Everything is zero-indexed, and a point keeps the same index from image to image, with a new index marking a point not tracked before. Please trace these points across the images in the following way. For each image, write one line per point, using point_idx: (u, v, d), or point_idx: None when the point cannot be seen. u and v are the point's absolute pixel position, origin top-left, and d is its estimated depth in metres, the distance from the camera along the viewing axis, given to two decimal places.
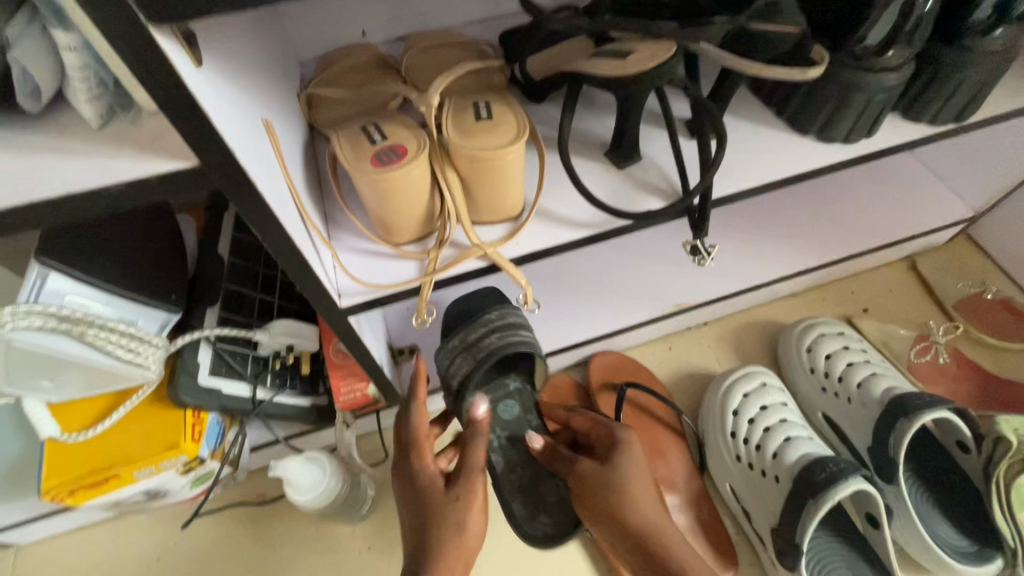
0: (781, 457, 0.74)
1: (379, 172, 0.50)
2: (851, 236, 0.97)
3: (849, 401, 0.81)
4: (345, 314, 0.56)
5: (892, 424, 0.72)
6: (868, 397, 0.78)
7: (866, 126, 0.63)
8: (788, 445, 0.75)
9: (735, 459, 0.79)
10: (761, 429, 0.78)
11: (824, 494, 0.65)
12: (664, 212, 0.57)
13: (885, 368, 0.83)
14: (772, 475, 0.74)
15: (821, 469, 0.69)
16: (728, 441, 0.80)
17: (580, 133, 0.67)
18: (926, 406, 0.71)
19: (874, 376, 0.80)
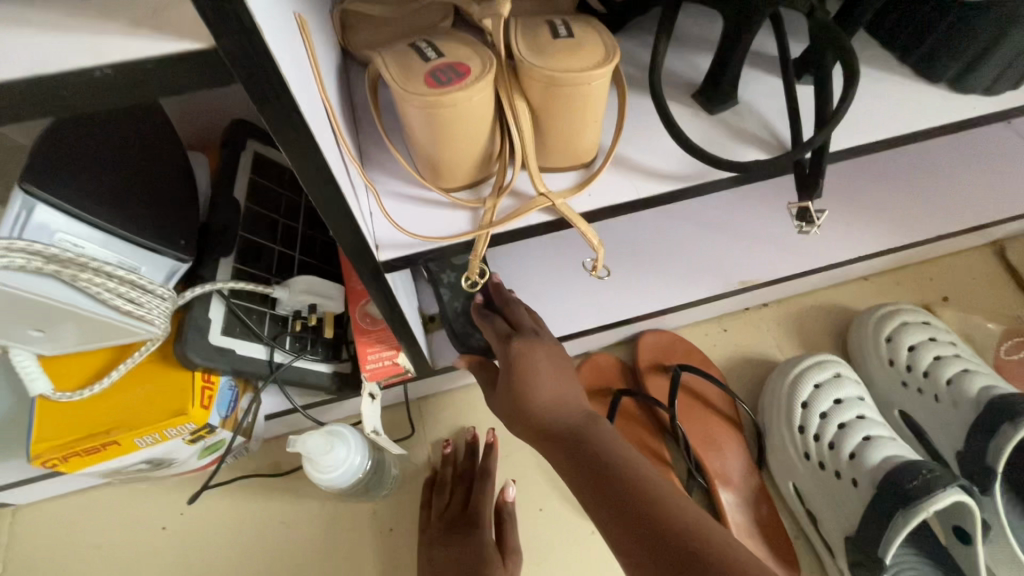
0: (859, 459, 0.66)
1: (435, 92, 0.40)
2: (942, 215, 0.86)
3: (936, 399, 0.72)
4: (382, 269, 0.47)
5: (993, 430, 0.63)
6: (961, 396, 0.69)
7: (1016, 77, 0.52)
8: (868, 445, 0.66)
9: (803, 457, 0.71)
10: (835, 425, 0.70)
11: (914, 505, 0.57)
12: (772, 165, 0.47)
13: (978, 365, 0.73)
14: (849, 478, 0.66)
15: (911, 476, 0.60)
16: (796, 437, 0.72)
17: (664, 69, 0.56)
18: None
19: (968, 373, 0.71)
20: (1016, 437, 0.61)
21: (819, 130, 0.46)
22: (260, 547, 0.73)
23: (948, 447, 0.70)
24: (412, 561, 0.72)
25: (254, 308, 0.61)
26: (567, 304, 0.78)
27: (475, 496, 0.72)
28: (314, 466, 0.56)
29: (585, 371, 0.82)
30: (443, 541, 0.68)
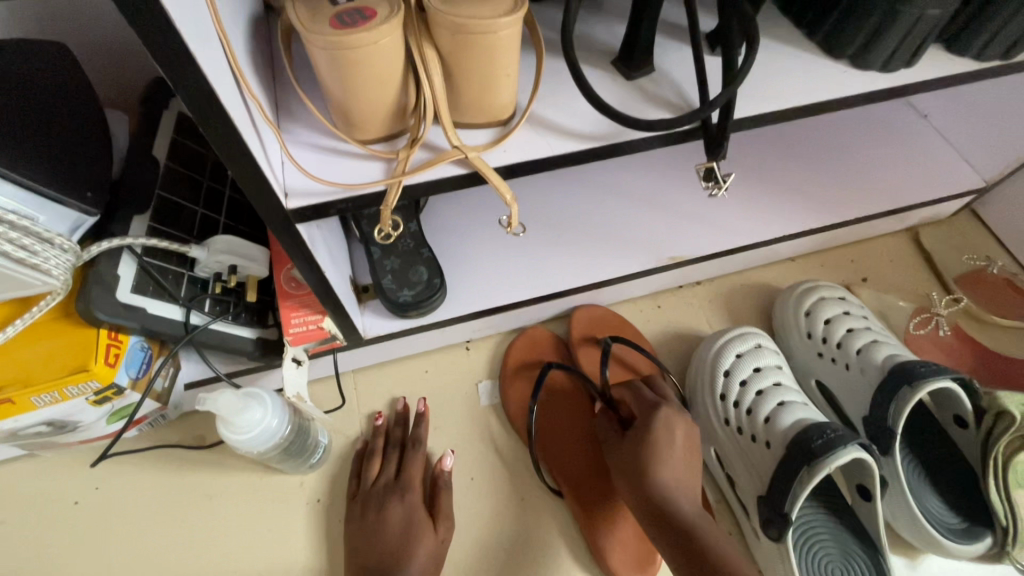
0: (773, 422, 0.69)
1: (338, 33, 0.39)
2: (860, 198, 0.90)
3: (846, 368, 0.76)
4: (291, 219, 0.46)
5: (894, 393, 0.67)
6: (868, 364, 0.73)
7: (907, 54, 0.56)
8: (782, 409, 0.70)
9: (724, 423, 0.74)
10: (753, 392, 0.73)
11: (818, 460, 0.60)
12: (679, 123, 0.48)
13: (886, 337, 0.78)
14: (763, 441, 0.69)
15: (817, 435, 0.63)
16: (718, 404, 0.75)
17: (585, 37, 0.58)
18: (932, 373, 0.66)
19: (876, 343, 0.75)
20: (911, 398, 0.65)
21: (724, 91, 0.48)
22: (180, 521, 0.70)
23: (856, 412, 0.74)
24: (339, 532, 0.71)
25: (169, 268, 0.60)
26: (502, 276, 0.78)
27: (410, 466, 0.72)
28: (230, 428, 0.55)
29: (520, 342, 0.84)
30: (378, 509, 0.68)
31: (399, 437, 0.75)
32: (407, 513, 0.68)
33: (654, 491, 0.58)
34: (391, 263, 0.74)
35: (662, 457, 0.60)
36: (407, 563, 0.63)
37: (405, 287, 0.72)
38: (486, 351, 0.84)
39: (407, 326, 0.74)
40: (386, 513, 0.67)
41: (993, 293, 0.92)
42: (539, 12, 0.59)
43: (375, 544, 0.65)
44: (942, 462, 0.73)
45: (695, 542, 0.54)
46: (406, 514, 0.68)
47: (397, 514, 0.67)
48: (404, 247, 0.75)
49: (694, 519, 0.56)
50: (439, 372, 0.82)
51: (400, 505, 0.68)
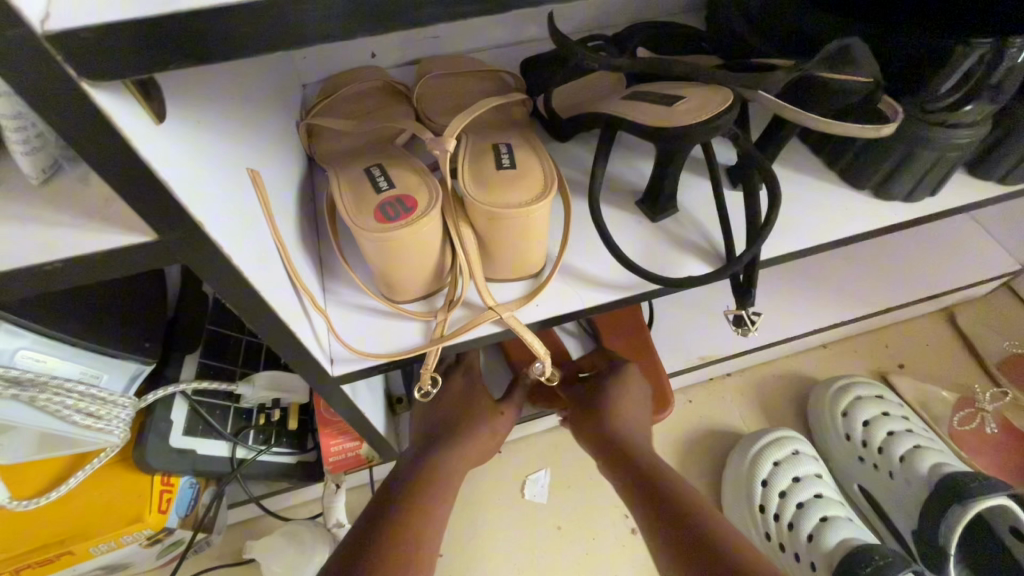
0: (817, 541, 0.68)
1: (383, 228, 0.43)
2: (890, 284, 0.90)
3: (890, 475, 0.75)
4: (336, 383, 0.48)
5: (945, 510, 0.65)
6: (913, 474, 0.72)
7: (931, 186, 0.57)
8: (826, 525, 0.68)
9: (764, 537, 0.73)
10: (794, 505, 0.72)
11: None
12: (710, 278, 0.50)
13: (929, 439, 0.76)
14: (807, 561, 0.68)
15: (865, 562, 0.61)
16: (757, 517, 0.74)
17: (611, 176, 0.60)
18: (982, 491, 0.63)
19: (919, 449, 0.74)
20: (960, 519, 0.63)
21: (749, 247, 0.50)
22: None
23: (905, 525, 0.73)
24: None
25: (218, 404, 0.63)
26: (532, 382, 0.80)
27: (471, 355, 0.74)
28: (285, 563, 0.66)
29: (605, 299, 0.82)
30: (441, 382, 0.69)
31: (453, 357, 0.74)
32: (475, 387, 0.70)
33: (610, 428, 0.63)
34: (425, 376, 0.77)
35: (629, 399, 0.66)
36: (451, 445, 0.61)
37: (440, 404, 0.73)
38: (518, 455, 0.84)
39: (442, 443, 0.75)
40: (449, 380, 0.70)
41: None
42: (564, 152, 0.62)
43: (442, 402, 0.67)
44: None
45: (649, 482, 0.56)
46: (469, 389, 0.69)
47: (460, 386, 0.69)
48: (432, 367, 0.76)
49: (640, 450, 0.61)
50: (473, 479, 0.82)
51: (464, 381, 0.70)
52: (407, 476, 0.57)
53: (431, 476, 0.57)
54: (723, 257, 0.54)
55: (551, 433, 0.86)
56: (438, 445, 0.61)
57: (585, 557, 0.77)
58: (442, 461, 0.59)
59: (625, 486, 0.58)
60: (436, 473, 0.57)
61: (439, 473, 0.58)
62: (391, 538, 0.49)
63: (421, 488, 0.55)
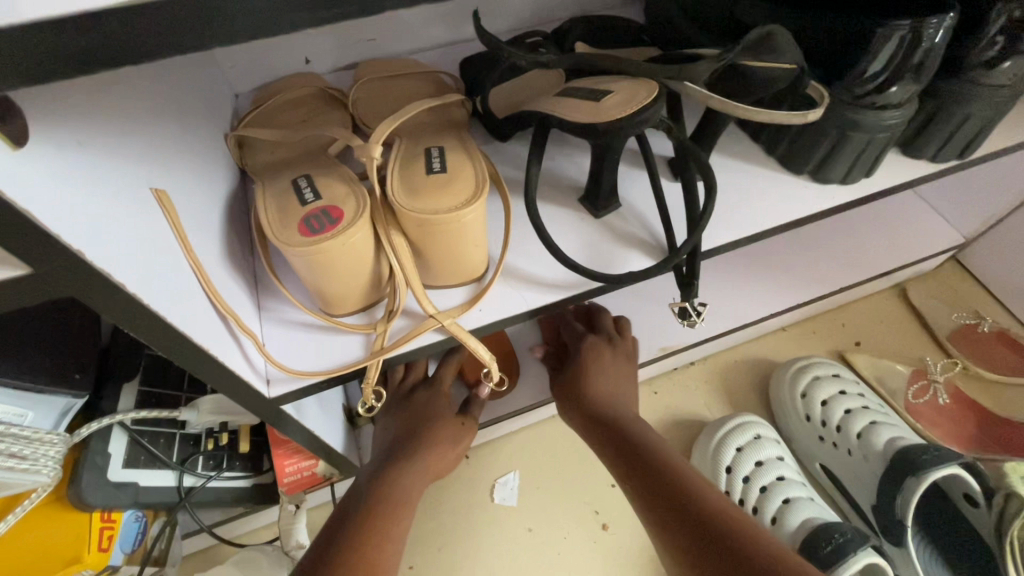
0: (781, 523, 0.69)
1: (309, 242, 0.41)
2: (843, 263, 0.91)
3: (849, 453, 0.76)
4: (273, 404, 0.46)
5: (900, 482, 0.67)
6: (870, 450, 0.73)
7: (866, 166, 0.57)
8: (788, 508, 0.70)
9: None
10: (758, 489, 0.72)
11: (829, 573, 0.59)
12: (652, 272, 0.50)
13: (884, 415, 0.78)
14: None
15: (826, 540, 0.62)
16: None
17: (553, 174, 0.59)
18: (933, 462, 0.65)
19: (875, 425, 0.75)
20: (915, 491, 0.65)
21: (689, 237, 0.50)
22: None
23: (865, 500, 0.74)
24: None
25: (162, 432, 0.60)
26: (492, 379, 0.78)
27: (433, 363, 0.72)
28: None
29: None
30: (404, 395, 0.68)
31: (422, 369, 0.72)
32: (437, 397, 0.68)
33: (581, 397, 0.65)
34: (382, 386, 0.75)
35: (591, 368, 0.68)
36: (412, 464, 0.59)
37: None
38: (486, 459, 0.84)
39: None
40: (413, 399, 0.67)
41: (985, 349, 0.91)
42: (506, 153, 0.61)
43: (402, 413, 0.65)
44: (961, 545, 0.71)
45: (616, 437, 0.60)
46: (431, 398, 0.67)
47: (423, 399, 0.67)
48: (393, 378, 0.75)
49: (609, 409, 0.64)
50: (441, 487, 0.81)
51: (425, 393, 0.68)
52: (362, 492, 0.56)
53: (394, 492, 0.56)
54: (666, 250, 0.54)
55: (518, 435, 0.86)
56: (395, 457, 0.60)
57: (555, 556, 0.77)
58: (407, 475, 0.58)
59: (605, 452, 0.60)
60: (392, 486, 0.56)
61: (395, 486, 0.56)
62: (342, 561, 0.48)
63: (383, 509, 0.54)
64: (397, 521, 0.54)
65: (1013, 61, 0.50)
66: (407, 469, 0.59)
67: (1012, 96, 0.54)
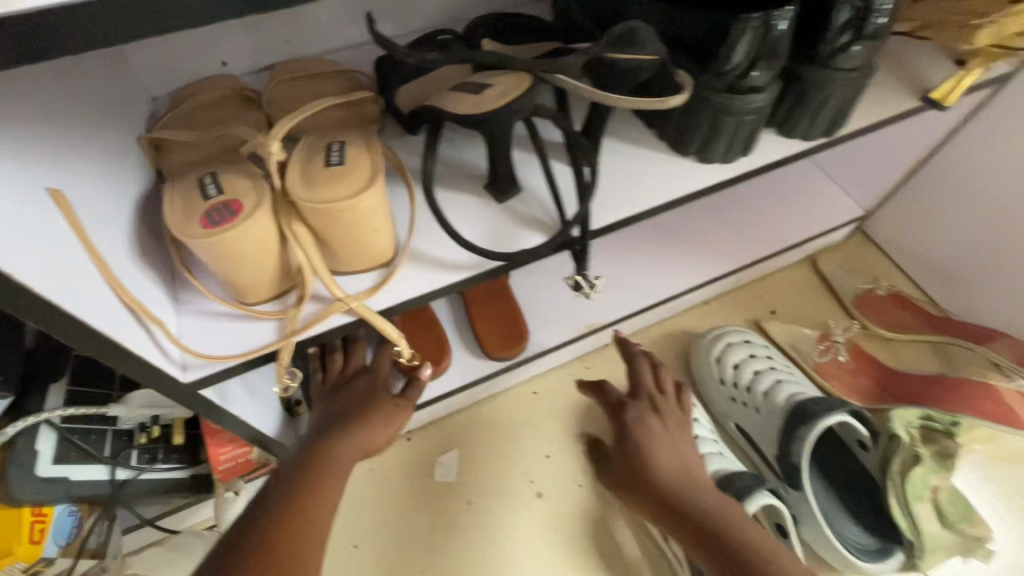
0: None
1: (209, 234, 0.44)
2: (755, 238, 0.98)
3: (756, 410, 0.83)
4: (191, 390, 0.49)
5: (796, 431, 0.74)
6: (773, 406, 0.80)
7: (742, 145, 0.63)
8: None
9: None
10: None
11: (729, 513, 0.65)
12: (545, 248, 0.55)
13: (788, 373, 0.86)
14: None
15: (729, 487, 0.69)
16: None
17: (460, 164, 0.63)
18: (823, 411, 0.72)
19: (778, 383, 0.83)
20: (808, 439, 0.72)
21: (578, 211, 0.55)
22: None
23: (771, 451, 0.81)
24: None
25: (92, 429, 0.62)
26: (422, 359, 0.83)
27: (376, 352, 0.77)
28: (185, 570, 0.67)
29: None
30: (343, 381, 0.72)
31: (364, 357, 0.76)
32: (374, 382, 0.72)
33: (660, 483, 0.66)
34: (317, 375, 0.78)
35: (652, 446, 0.70)
36: (347, 440, 0.63)
37: None
38: (426, 439, 0.88)
39: None
40: (351, 385, 0.71)
41: (884, 310, 1.00)
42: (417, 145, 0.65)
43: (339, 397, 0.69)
44: (853, 482, 0.80)
45: (691, 532, 0.61)
46: (369, 383, 0.71)
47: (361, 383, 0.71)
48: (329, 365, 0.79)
49: (691, 497, 0.64)
50: (384, 469, 0.85)
51: (364, 379, 0.72)
52: (294, 464, 0.59)
53: (325, 463, 0.59)
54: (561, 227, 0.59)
55: (457, 415, 0.90)
56: (331, 433, 0.63)
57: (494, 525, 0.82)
58: (339, 449, 0.62)
59: (686, 547, 0.62)
60: (324, 458, 0.60)
61: (327, 458, 0.60)
62: (268, 522, 0.51)
63: (314, 479, 0.57)
64: (330, 490, 0.57)
65: (861, 46, 0.57)
66: (339, 446, 0.62)
67: (864, 77, 0.61)
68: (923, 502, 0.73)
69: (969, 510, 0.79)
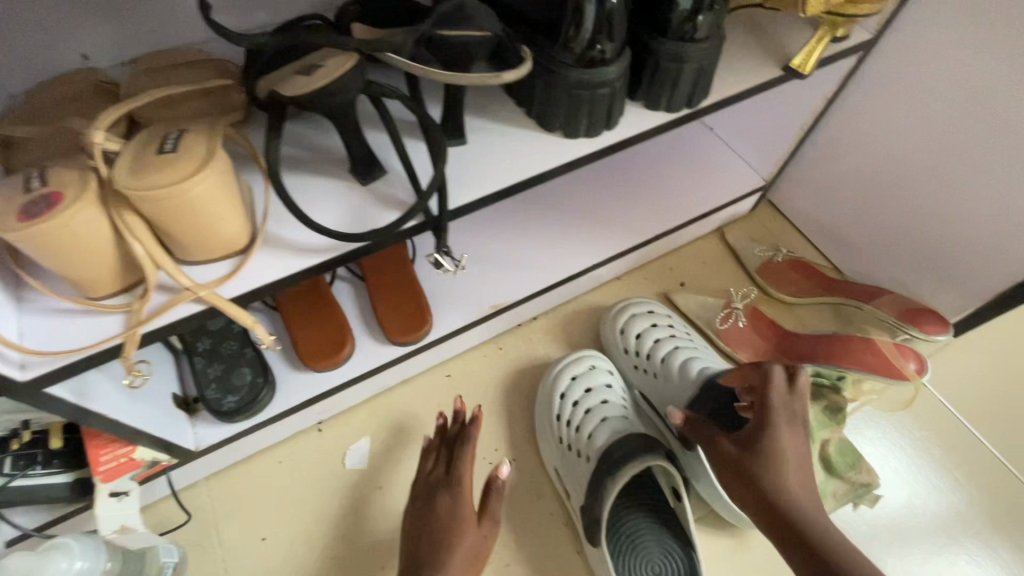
0: (593, 438, 0.78)
1: (25, 226, 0.43)
2: (660, 213, 1.01)
3: (655, 376, 0.87)
4: (32, 389, 0.48)
5: (698, 401, 0.77)
6: (670, 372, 0.85)
7: (603, 119, 0.64)
8: (602, 425, 0.79)
9: (559, 443, 0.81)
10: (584, 412, 0.81)
11: (618, 472, 0.69)
12: (400, 223, 0.56)
13: (686, 340, 0.89)
14: (585, 455, 0.77)
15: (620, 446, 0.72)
16: (554, 425, 0.82)
17: (325, 148, 0.63)
18: (729, 385, 0.77)
19: (676, 350, 0.86)
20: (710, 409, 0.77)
21: (434, 177, 0.56)
22: None
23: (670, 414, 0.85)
24: None
25: None
26: (319, 346, 0.81)
27: (427, 462, 0.79)
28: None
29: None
30: (435, 488, 0.75)
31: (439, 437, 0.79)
32: (450, 493, 0.74)
33: (759, 486, 0.60)
34: (214, 372, 0.78)
35: (778, 450, 0.61)
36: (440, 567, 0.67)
37: (230, 396, 0.76)
38: (338, 428, 0.89)
39: (242, 431, 0.77)
40: (455, 479, 0.75)
41: (784, 276, 1.04)
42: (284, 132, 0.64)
43: (445, 501, 0.73)
44: None
45: (799, 542, 0.56)
46: (445, 494, 0.74)
47: (443, 500, 0.73)
48: (226, 359, 0.79)
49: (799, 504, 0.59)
50: (295, 460, 0.86)
51: (444, 493, 0.74)
52: None
53: None
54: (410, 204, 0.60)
55: (370, 402, 0.91)
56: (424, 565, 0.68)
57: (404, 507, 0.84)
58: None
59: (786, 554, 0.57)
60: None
61: None
62: None
63: None
64: None
65: (705, 15, 0.60)
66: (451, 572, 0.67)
67: (714, 48, 0.64)
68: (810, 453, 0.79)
69: (856, 458, 0.84)
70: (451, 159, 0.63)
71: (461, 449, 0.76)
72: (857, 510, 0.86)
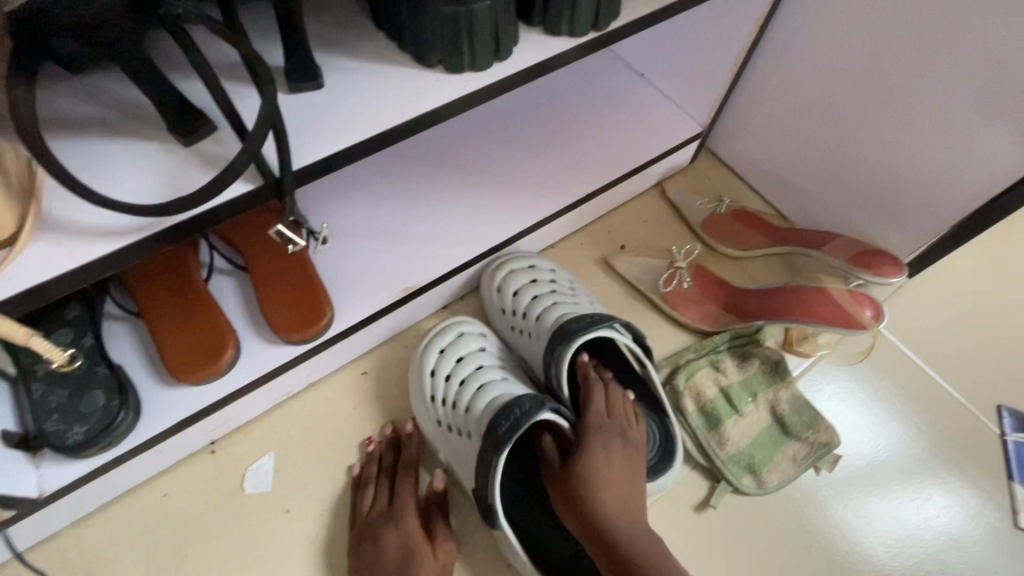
0: (471, 410, 0.69)
1: None
2: (591, 169, 0.90)
3: (530, 335, 0.78)
4: None
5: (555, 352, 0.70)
6: (542, 329, 0.76)
7: (490, 45, 0.52)
8: (480, 392, 0.70)
9: (437, 424, 0.72)
10: (457, 384, 0.72)
11: (502, 439, 0.61)
12: (225, 184, 0.42)
13: (567, 290, 0.81)
14: (466, 432, 0.69)
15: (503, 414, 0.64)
16: (429, 409, 0.72)
17: (137, 104, 0.49)
18: (581, 331, 0.69)
19: (553, 303, 0.77)
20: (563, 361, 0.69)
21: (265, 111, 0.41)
22: None
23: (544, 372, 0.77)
24: None
25: None
26: (188, 356, 0.67)
27: (370, 494, 0.72)
28: None
29: (241, 224, 0.76)
30: (381, 525, 0.68)
31: (388, 463, 0.75)
32: (400, 525, 0.67)
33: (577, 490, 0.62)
34: (57, 399, 0.62)
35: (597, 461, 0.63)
36: None
37: (78, 428, 0.61)
38: (236, 447, 0.76)
39: (102, 467, 0.63)
40: (399, 513, 0.68)
41: (729, 229, 0.96)
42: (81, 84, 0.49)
43: (393, 537, 0.66)
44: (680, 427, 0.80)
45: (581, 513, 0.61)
46: (390, 528, 0.67)
47: (392, 538, 0.66)
48: (72, 382, 0.63)
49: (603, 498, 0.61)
50: (185, 490, 0.73)
51: (393, 528, 0.67)
52: None
53: None
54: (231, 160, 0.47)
55: (273, 413, 0.78)
56: None
57: (318, 530, 0.72)
58: None
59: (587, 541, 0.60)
60: None
61: None
62: None
63: None
64: None
65: None
66: None
67: None
68: (726, 426, 0.79)
69: (812, 416, 0.80)
70: (304, 106, 0.50)
71: (405, 475, 0.72)
72: (819, 474, 0.80)
